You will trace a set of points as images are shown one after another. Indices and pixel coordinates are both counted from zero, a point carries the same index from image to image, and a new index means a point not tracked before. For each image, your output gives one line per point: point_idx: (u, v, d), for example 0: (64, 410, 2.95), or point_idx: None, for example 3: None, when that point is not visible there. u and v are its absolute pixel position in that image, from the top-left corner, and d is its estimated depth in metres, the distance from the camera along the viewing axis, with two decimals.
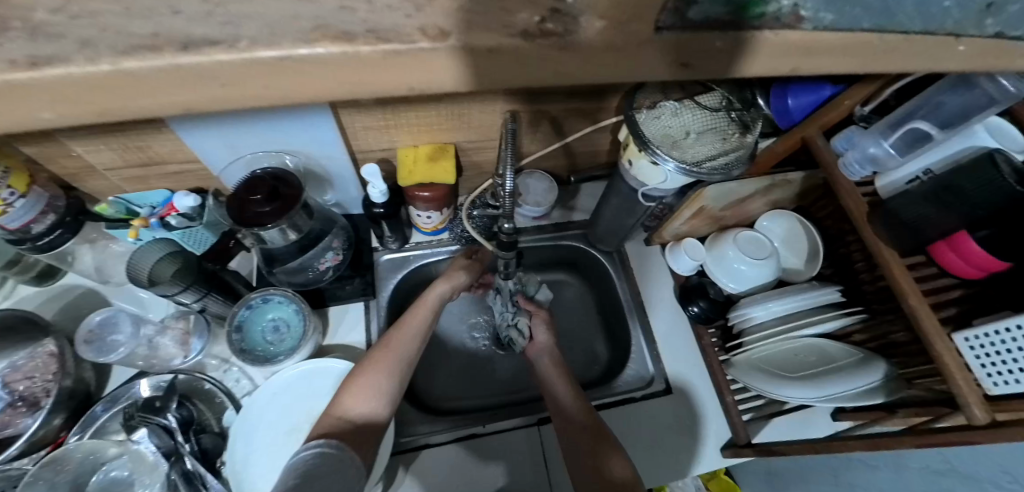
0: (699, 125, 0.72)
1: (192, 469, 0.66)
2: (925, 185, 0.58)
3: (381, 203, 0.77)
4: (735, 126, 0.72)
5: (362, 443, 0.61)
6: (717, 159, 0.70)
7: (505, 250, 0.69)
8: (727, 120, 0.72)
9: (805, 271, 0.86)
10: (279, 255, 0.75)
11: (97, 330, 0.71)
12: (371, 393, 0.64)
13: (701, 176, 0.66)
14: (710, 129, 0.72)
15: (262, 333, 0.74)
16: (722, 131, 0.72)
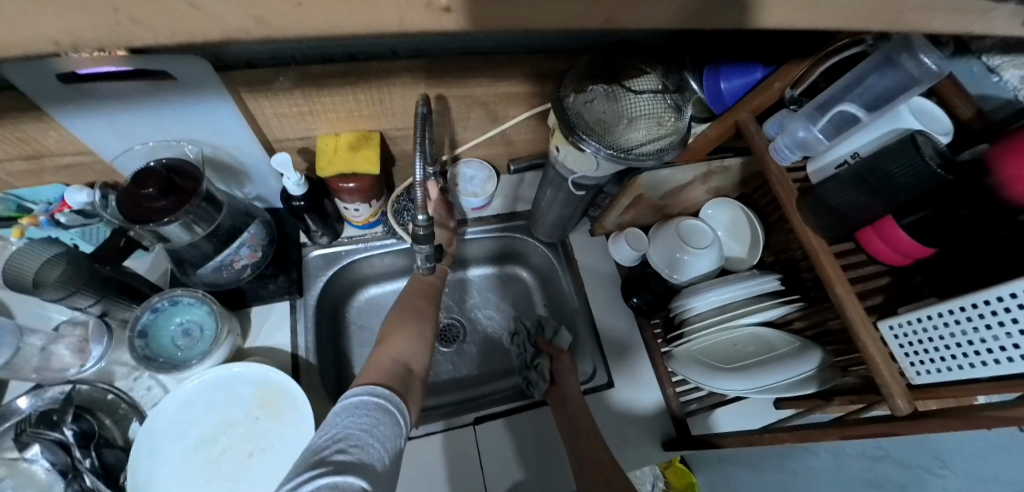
0: (633, 109, 0.69)
1: (91, 486, 0.61)
2: (852, 170, 0.57)
3: (300, 196, 0.73)
4: (670, 111, 0.70)
5: (416, 385, 0.59)
6: (650, 145, 0.67)
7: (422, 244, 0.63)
8: (661, 104, 0.69)
9: (748, 258, 0.86)
10: (189, 254, 0.70)
11: None
12: (409, 338, 0.66)
13: (631, 163, 0.62)
14: (643, 114, 0.69)
15: (171, 337, 0.69)
16: (655, 116, 0.69)
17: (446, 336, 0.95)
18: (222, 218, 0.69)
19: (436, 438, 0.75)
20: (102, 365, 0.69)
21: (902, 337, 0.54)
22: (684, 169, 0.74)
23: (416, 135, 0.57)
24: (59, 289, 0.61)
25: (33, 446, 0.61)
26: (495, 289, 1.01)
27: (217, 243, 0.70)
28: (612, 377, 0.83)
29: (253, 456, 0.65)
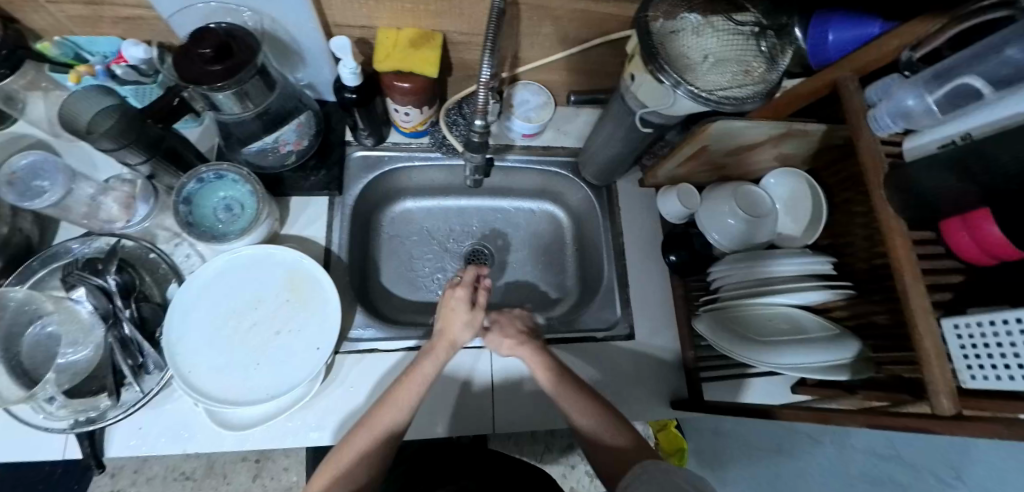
0: (721, 48, 0.62)
1: (129, 336, 0.65)
2: (951, 150, 0.49)
3: (353, 88, 0.70)
4: (764, 58, 0.63)
5: None
6: (730, 91, 0.61)
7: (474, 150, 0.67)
8: (753, 49, 0.63)
9: (802, 238, 0.80)
10: (236, 130, 0.69)
11: (22, 173, 0.64)
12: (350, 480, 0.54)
13: (707, 104, 0.57)
14: (732, 56, 0.62)
15: (213, 210, 0.70)
16: (744, 60, 0.62)
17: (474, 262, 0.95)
18: (272, 99, 0.67)
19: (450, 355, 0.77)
20: (147, 225, 0.71)
21: (965, 337, 0.50)
22: (763, 127, 0.67)
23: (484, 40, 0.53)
24: (111, 141, 0.59)
25: (78, 289, 0.63)
26: (528, 229, 0.97)
27: (264, 123, 0.69)
28: (632, 329, 0.82)
29: (279, 335, 0.67)
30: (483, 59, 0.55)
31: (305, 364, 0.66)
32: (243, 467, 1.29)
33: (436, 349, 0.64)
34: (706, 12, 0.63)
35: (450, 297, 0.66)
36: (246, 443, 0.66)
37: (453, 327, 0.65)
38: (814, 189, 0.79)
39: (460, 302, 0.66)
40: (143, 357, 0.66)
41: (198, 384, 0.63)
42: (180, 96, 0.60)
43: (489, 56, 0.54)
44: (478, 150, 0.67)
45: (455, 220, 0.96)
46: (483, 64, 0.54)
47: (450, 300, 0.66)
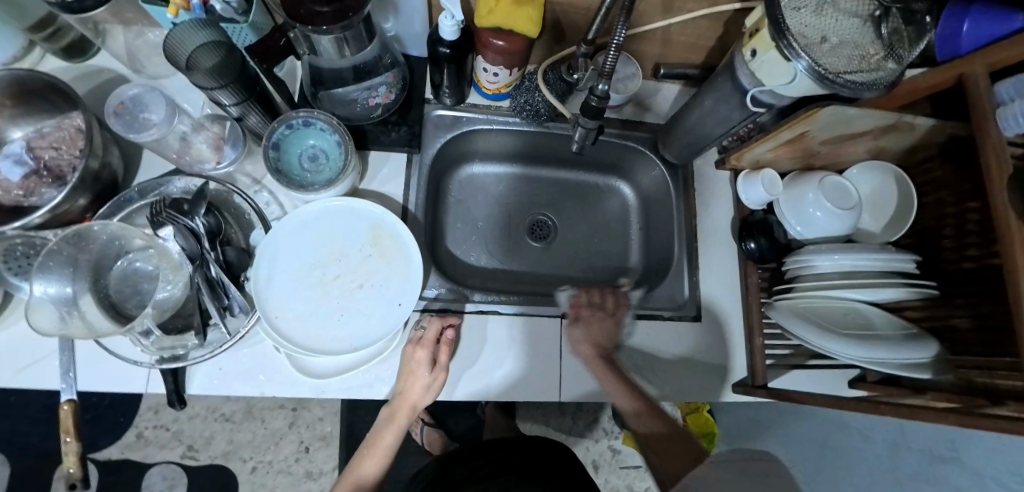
0: (847, 30, 0.60)
1: (215, 278, 0.65)
2: None
3: (449, 42, 0.68)
4: (887, 44, 0.60)
5: None
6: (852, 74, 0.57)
7: (589, 116, 0.63)
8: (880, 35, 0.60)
9: (880, 236, 0.80)
10: (327, 76, 0.68)
11: (127, 104, 0.65)
12: None
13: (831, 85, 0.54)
14: (859, 38, 0.59)
15: (299, 158, 0.69)
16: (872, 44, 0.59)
17: (536, 232, 0.94)
18: (368, 48, 0.66)
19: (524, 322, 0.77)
20: (230, 169, 0.71)
21: None
22: (872, 116, 0.65)
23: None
24: (211, 79, 0.59)
25: (167, 227, 0.63)
26: (590, 204, 0.97)
27: (357, 73, 0.68)
28: (698, 312, 0.82)
29: (362, 288, 0.68)
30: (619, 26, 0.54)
31: (386, 319, 0.66)
32: (280, 413, 1.32)
33: (397, 419, 0.68)
34: None
35: (411, 358, 0.67)
36: (321, 392, 0.67)
37: (415, 391, 0.66)
38: (901, 185, 0.78)
39: (422, 364, 0.66)
40: (228, 300, 0.66)
41: (283, 329, 0.63)
42: (286, 34, 0.60)
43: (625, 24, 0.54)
44: (593, 116, 0.63)
45: (519, 189, 0.95)
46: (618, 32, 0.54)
47: (413, 361, 0.66)
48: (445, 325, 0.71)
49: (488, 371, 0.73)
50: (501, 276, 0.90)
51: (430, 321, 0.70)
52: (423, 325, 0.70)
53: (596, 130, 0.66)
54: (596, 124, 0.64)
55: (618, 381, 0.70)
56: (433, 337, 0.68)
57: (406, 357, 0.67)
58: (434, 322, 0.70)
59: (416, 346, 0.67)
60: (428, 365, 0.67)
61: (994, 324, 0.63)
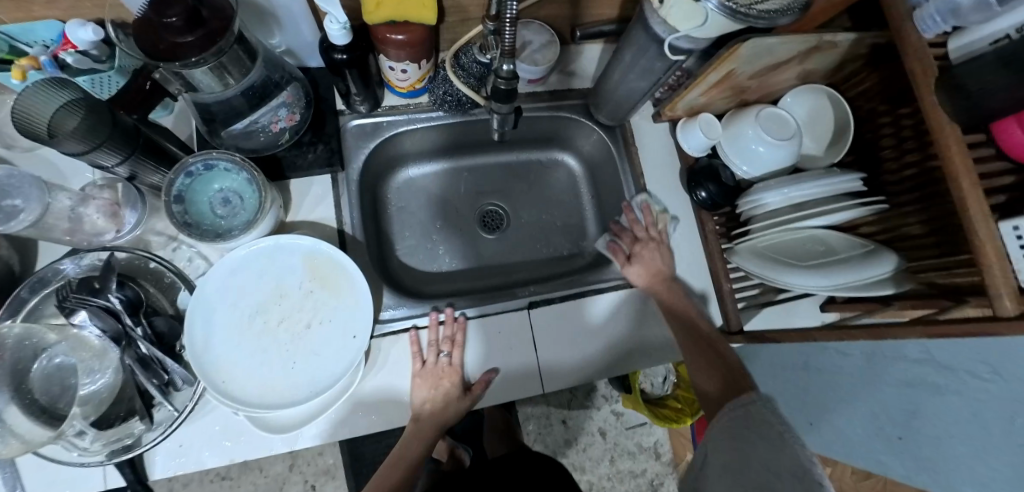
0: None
1: (148, 354, 0.59)
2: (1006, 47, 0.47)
3: (343, 47, 0.62)
4: None
5: None
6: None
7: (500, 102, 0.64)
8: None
9: (824, 157, 0.79)
10: (216, 112, 0.62)
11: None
12: None
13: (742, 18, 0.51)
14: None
15: (210, 205, 0.62)
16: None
17: (489, 222, 0.91)
18: (253, 72, 0.59)
19: (487, 321, 0.73)
20: (137, 232, 0.65)
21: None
22: (794, 41, 0.63)
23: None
24: (82, 142, 0.52)
25: (80, 312, 0.59)
26: (537, 182, 0.93)
27: (249, 100, 0.62)
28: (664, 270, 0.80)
29: (311, 328, 0.63)
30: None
31: (343, 355, 0.62)
32: (278, 458, 1.28)
33: (424, 435, 0.65)
34: None
35: (439, 386, 0.67)
36: (294, 443, 0.64)
37: (439, 412, 0.66)
38: (835, 103, 0.77)
39: (451, 390, 0.67)
40: (169, 374, 0.61)
41: (234, 392, 0.59)
42: (151, 76, 0.53)
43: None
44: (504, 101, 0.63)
45: (461, 183, 0.91)
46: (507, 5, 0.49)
47: (434, 383, 0.67)
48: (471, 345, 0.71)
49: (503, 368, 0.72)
50: (461, 275, 0.86)
51: (454, 350, 0.69)
52: (444, 353, 0.69)
53: (507, 114, 0.68)
54: (509, 107, 0.65)
55: (687, 322, 0.71)
56: (461, 362, 0.69)
57: (431, 386, 0.67)
58: (458, 348, 0.69)
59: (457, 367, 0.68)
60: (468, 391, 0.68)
61: (944, 226, 0.63)
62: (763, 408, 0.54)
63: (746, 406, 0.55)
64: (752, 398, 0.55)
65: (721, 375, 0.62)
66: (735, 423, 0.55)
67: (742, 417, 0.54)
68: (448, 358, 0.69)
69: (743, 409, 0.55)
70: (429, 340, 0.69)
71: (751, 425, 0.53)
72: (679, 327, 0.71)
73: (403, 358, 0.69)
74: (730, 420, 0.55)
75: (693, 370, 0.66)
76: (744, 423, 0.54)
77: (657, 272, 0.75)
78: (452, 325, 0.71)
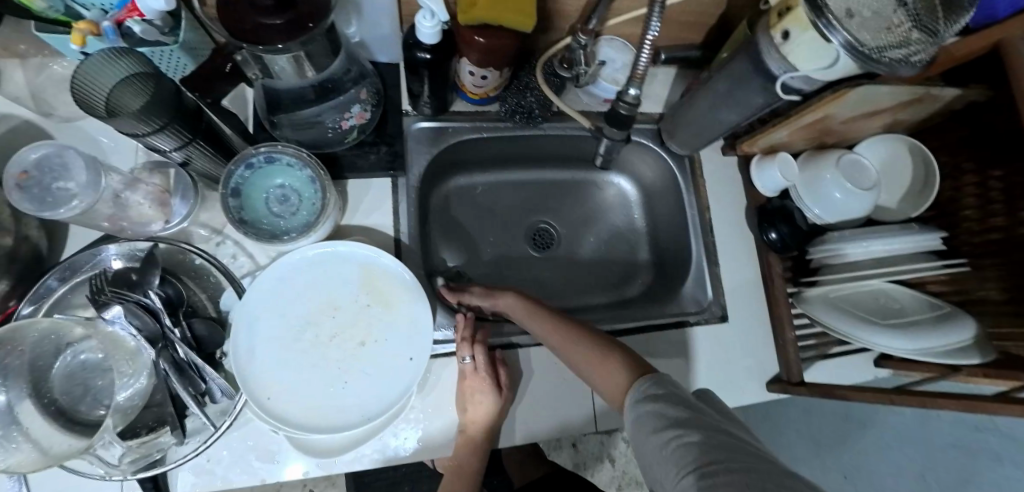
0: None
1: (185, 359, 0.54)
2: None
3: (427, 45, 0.58)
4: (930, 12, 0.53)
5: None
6: (885, 43, 0.52)
7: (616, 127, 0.59)
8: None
9: (901, 210, 0.76)
10: (285, 100, 0.57)
11: (35, 171, 0.48)
12: None
13: (864, 59, 0.48)
14: (892, 4, 0.53)
15: (266, 201, 0.57)
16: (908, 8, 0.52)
17: (540, 241, 0.86)
18: (333, 64, 0.54)
19: (536, 350, 0.68)
20: (183, 224, 0.60)
21: None
22: (901, 89, 0.60)
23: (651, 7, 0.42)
24: (145, 122, 0.46)
25: (113, 306, 0.52)
26: (590, 204, 0.89)
27: (320, 91, 0.56)
28: (725, 311, 0.76)
29: (364, 346, 0.58)
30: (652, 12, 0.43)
31: (398, 378, 0.57)
32: None
33: (473, 445, 0.62)
34: None
35: (473, 391, 0.62)
36: (330, 468, 0.58)
37: (482, 421, 0.61)
38: (916, 152, 0.74)
39: (485, 394, 0.61)
40: (206, 384, 0.55)
41: (278, 411, 0.53)
42: (232, 58, 0.47)
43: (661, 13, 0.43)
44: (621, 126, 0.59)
45: (514, 194, 0.86)
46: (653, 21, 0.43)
47: (470, 389, 0.62)
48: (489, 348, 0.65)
49: (545, 375, 0.67)
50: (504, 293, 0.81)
51: (473, 352, 0.63)
52: (466, 356, 0.63)
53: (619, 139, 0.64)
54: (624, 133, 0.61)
55: (550, 317, 0.61)
56: (486, 363, 0.62)
57: (468, 392, 0.62)
58: (479, 349, 0.63)
59: (485, 382, 0.62)
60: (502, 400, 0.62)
61: None
62: (669, 383, 0.46)
63: (652, 382, 0.46)
64: (665, 376, 0.47)
65: (608, 364, 0.52)
66: (648, 403, 0.44)
67: (654, 393, 0.45)
68: (471, 361, 0.63)
69: (651, 385, 0.46)
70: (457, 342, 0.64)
71: (673, 401, 0.44)
72: (551, 330, 0.59)
73: (452, 384, 0.64)
74: (642, 401, 0.45)
75: (583, 372, 0.56)
76: (676, 403, 0.43)
77: (524, 300, 0.64)
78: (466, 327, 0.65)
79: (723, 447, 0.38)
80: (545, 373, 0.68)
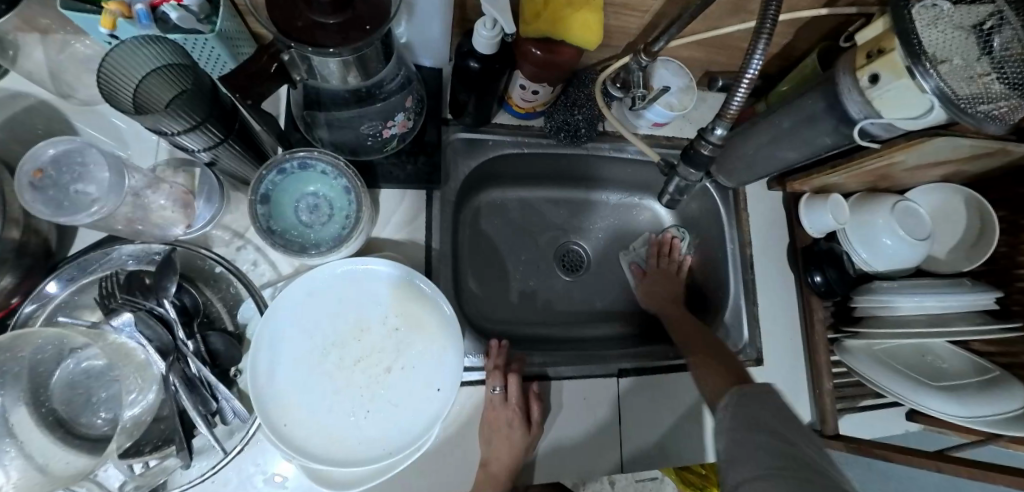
0: (967, 44, 0.48)
1: (196, 375, 0.50)
2: None
3: (481, 55, 0.54)
4: None
5: None
6: (977, 95, 0.47)
7: (690, 166, 0.54)
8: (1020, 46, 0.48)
9: (952, 262, 0.73)
10: (325, 102, 0.52)
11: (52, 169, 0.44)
12: None
13: (960, 111, 0.45)
14: (976, 51, 0.48)
15: (296, 209, 0.53)
16: (993, 57, 0.48)
17: (568, 263, 0.82)
18: (383, 70, 0.50)
19: (569, 384, 0.65)
20: (205, 228, 0.56)
21: None
22: (975, 141, 0.57)
23: (759, 43, 0.40)
24: (177, 119, 0.42)
25: (124, 313, 0.47)
26: (624, 229, 0.85)
27: (361, 96, 0.52)
28: (760, 354, 0.73)
29: (391, 373, 0.54)
30: (756, 48, 0.41)
31: (425, 410, 0.53)
32: None
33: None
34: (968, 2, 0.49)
35: (499, 424, 0.58)
36: None
37: (508, 458, 0.57)
38: (973, 203, 0.71)
39: (514, 427, 0.58)
40: (218, 403, 0.51)
41: (296, 439, 0.49)
42: (279, 58, 0.42)
43: (765, 50, 0.41)
44: (699, 166, 0.53)
45: (546, 215, 0.82)
46: (758, 57, 0.41)
47: (498, 422, 0.58)
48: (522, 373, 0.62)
49: (573, 411, 0.64)
50: (532, 315, 0.77)
51: (505, 382, 0.59)
52: (496, 386, 0.59)
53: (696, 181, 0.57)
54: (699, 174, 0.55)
55: (703, 343, 0.65)
56: (519, 395, 0.58)
57: (494, 426, 0.58)
58: (511, 380, 0.59)
59: (515, 416, 0.58)
60: (529, 436, 0.59)
61: None
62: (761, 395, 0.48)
63: (748, 389, 0.49)
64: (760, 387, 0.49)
65: (711, 366, 0.60)
66: (735, 407, 0.48)
67: (739, 402, 0.48)
68: (502, 392, 0.59)
69: (737, 399, 0.49)
70: (487, 371, 0.61)
71: (750, 410, 0.46)
72: (704, 364, 0.61)
73: (475, 417, 0.60)
74: (727, 406, 0.48)
75: (699, 377, 0.61)
76: (750, 413, 0.46)
77: (670, 296, 0.77)
78: (500, 356, 0.61)
79: (782, 449, 0.41)
80: (574, 410, 0.64)
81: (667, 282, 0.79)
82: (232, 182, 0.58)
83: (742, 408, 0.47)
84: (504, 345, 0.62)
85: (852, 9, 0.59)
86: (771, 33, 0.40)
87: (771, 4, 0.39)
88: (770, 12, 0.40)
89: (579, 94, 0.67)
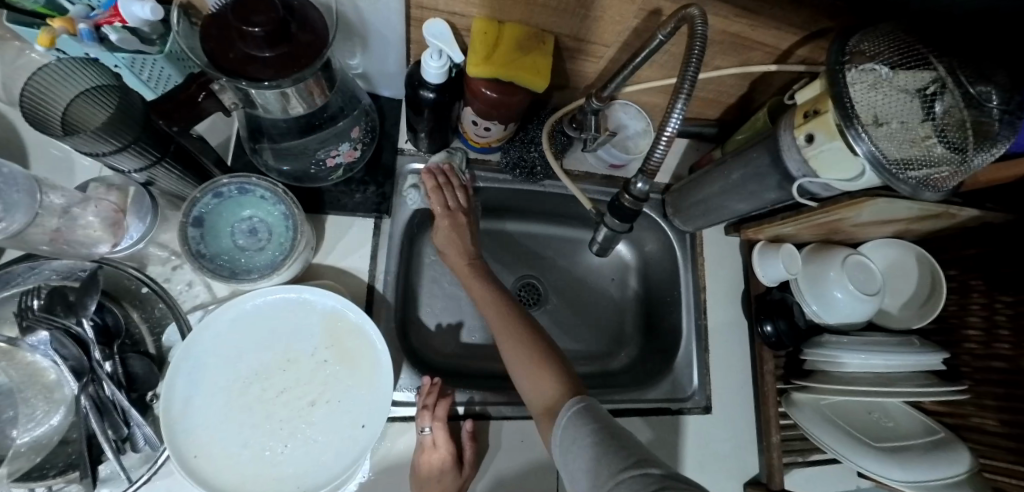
0: (908, 107, 0.46)
1: (110, 398, 0.47)
2: None
3: (432, 86, 0.54)
4: (988, 129, 0.46)
5: None
6: (910, 160, 0.47)
7: (621, 218, 0.54)
8: (964, 111, 0.45)
9: (903, 319, 0.72)
10: (270, 129, 0.52)
11: None
12: None
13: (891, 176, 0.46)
14: (919, 115, 0.46)
15: (231, 234, 0.52)
16: (937, 122, 0.46)
17: (525, 297, 0.81)
18: (328, 100, 0.50)
19: (508, 424, 0.63)
20: (138, 246, 0.55)
21: None
22: (914, 204, 0.58)
23: (678, 102, 0.41)
24: (107, 140, 0.42)
25: (41, 331, 0.46)
26: (583, 267, 0.85)
27: (308, 125, 0.52)
28: (709, 402, 0.72)
29: (315, 407, 0.52)
30: (675, 107, 0.42)
31: (349, 447, 0.52)
32: None
33: None
34: (917, 62, 0.46)
35: (427, 469, 0.56)
36: None
37: None
38: (924, 263, 0.71)
39: (446, 469, 0.56)
40: (130, 429, 0.49)
41: (208, 475, 0.48)
42: (207, 87, 0.42)
43: (684, 108, 0.42)
44: (626, 220, 0.54)
45: (508, 248, 0.82)
46: (676, 115, 0.42)
47: (427, 463, 0.56)
48: (447, 406, 0.59)
49: (514, 456, 0.62)
50: (485, 348, 0.75)
51: (434, 421, 0.57)
52: (425, 427, 0.57)
53: (624, 231, 0.57)
54: (627, 225, 0.55)
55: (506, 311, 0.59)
56: (447, 438, 0.56)
57: (420, 469, 0.56)
58: (440, 421, 0.57)
59: (445, 457, 0.56)
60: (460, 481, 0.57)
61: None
62: (596, 408, 0.49)
63: (584, 408, 0.48)
64: (592, 402, 0.49)
65: (553, 364, 0.54)
66: (577, 423, 0.47)
67: (576, 419, 0.47)
68: (431, 433, 0.57)
69: (580, 414, 0.48)
70: (418, 411, 0.58)
71: (590, 427, 0.46)
72: (512, 350, 0.56)
73: (409, 454, 0.59)
74: (569, 422, 0.47)
75: (513, 366, 0.56)
76: (615, 436, 0.44)
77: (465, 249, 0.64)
78: (430, 394, 0.60)
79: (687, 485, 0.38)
80: (509, 453, 0.62)
81: (456, 235, 0.64)
82: (170, 200, 0.58)
83: (605, 444, 0.43)
84: (437, 383, 0.60)
85: (802, 67, 0.61)
86: (689, 92, 0.42)
87: (690, 69, 0.41)
88: (691, 70, 0.41)
89: (537, 133, 0.68)
